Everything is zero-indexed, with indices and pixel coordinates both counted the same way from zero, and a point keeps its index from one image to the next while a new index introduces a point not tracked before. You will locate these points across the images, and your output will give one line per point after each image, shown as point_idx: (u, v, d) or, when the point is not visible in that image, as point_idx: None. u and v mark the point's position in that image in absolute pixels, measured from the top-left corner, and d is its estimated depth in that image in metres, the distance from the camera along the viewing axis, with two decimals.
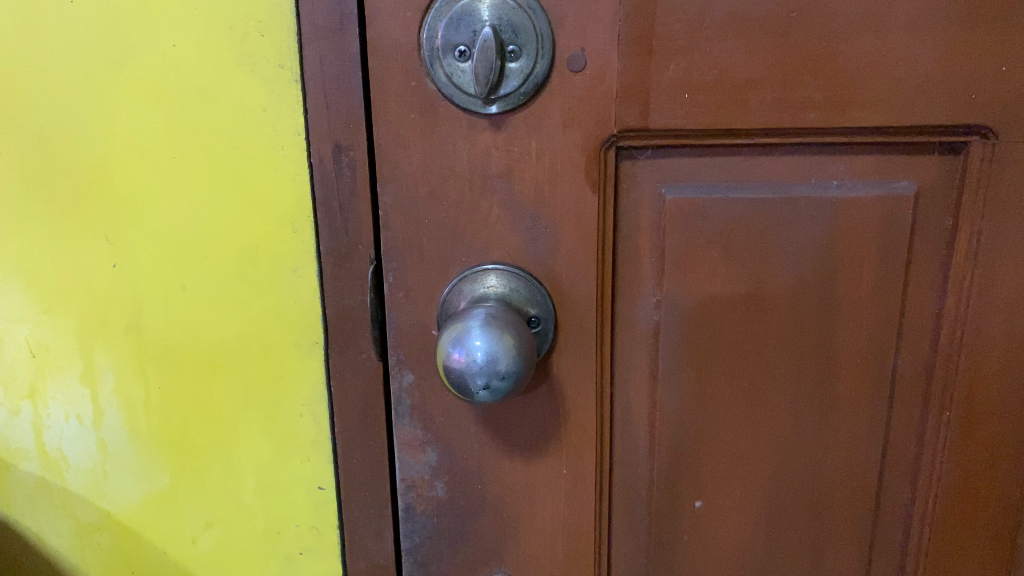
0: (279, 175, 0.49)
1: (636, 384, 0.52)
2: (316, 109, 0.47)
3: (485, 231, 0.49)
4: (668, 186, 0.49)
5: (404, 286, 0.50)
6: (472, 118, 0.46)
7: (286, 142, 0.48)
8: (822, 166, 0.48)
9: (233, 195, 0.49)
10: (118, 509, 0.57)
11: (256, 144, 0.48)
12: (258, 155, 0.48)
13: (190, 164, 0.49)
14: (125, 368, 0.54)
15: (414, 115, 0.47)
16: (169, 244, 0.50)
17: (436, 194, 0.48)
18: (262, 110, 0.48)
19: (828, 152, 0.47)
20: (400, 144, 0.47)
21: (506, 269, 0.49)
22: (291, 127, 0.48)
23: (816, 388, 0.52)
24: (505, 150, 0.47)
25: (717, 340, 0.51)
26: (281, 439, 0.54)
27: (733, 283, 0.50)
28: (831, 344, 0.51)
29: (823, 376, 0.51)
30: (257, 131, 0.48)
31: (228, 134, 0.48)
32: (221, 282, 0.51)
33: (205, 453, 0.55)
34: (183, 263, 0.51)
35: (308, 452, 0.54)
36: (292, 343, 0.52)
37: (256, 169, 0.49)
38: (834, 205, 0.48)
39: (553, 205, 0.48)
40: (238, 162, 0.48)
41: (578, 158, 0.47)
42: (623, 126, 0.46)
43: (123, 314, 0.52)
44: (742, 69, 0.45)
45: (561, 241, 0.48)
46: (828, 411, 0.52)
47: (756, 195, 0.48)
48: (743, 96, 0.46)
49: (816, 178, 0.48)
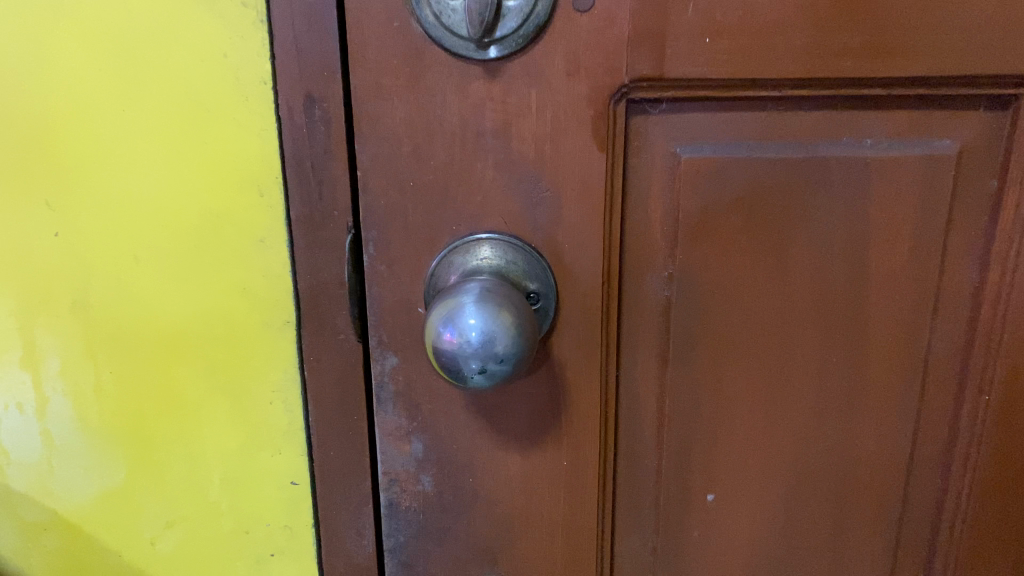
0: (243, 130, 0.43)
1: (645, 367, 0.47)
2: (285, 55, 0.41)
3: (478, 196, 0.43)
4: (684, 144, 0.43)
5: (386, 257, 0.44)
6: (464, 66, 0.41)
7: (251, 93, 0.42)
8: (854, 123, 0.43)
9: (191, 155, 0.43)
10: (68, 507, 0.51)
11: (216, 95, 0.42)
12: (219, 108, 0.42)
13: (140, 119, 0.43)
14: (71, 351, 0.48)
15: (397, 62, 0.41)
16: (118, 210, 0.44)
17: (423, 154, 0.42)
18: (223, 56, 0.41)
19: (862, 107, 0.42)
20: (381, 95, 0.41)
21: (501, 239, 0.43)
22: (257, 75, 0.42)
23: (844, 371, 0.47)
24: (501, 102, 0.41)
25: (735, 318, 0.46)
26: (249, 429, 0.48)
27: (755, 254, 0.45)
28: (861, 323, 0.46)
29: (851, 358, 0.47)
30: (218, 80, 0.42)
31: (184, 84, 0.42)
32: (179, 254, 0.45)
33: (165, 446, 0.49)
34: (135, 233, 0.45)
35: (280, 445, 0.49)
36: (260, 322, 0.46)
37: (217, 124, 0.43)
38: (868, 168, 0.43)
39: (554, 166, 0.42)
40: (196, 117, 0.43)
41: (583, 113, 0.41)
42: (635, 76, 0.41)
43: (69, 290, 0.46)
44: (771, 10, 0.40)
45: (563, 206, 0.43)
46: (855, 396, 0.47)
47: (782, 156, 0.43)
48: (771, 42, 0.40)
49: (848, 135, 0.43)
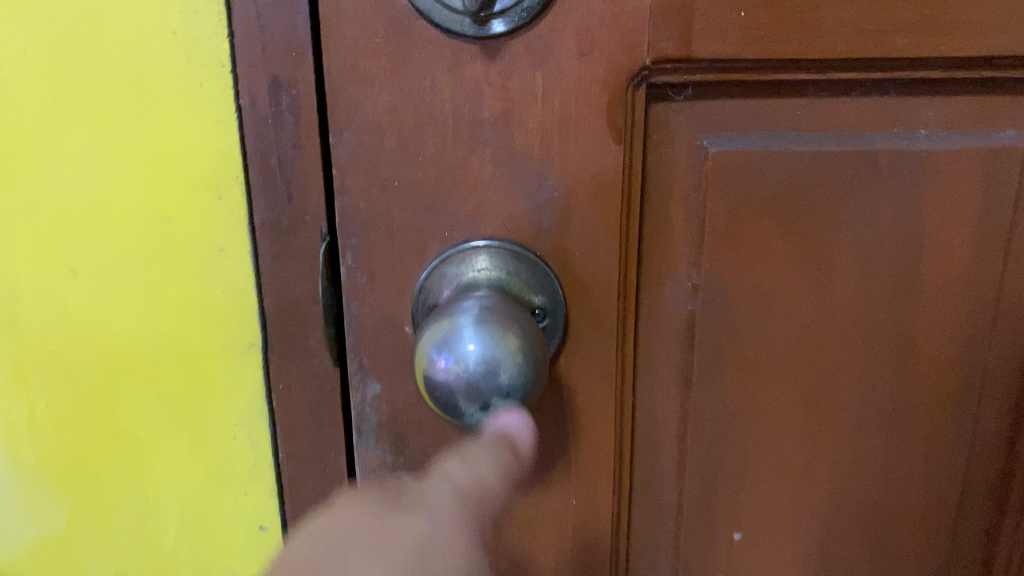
0: (197, 121, 0.36)
1: (664, 391, 0.41)
2: (245, 32, 0.35)
3: (474, 198, 0.37)
4: (712, 137, 0.37)
5: (367, 269, 0.38)
6: (457, 45, 0.35)
7: (205, 78, 0.36)
8: (906, 112, 0.38)
9: (137, 152, 0.37)
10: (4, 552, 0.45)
11: (165, 80, 0.36)
12: (168, 96, 0.36)
13: (74, 111, 0.36)
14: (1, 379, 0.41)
15: (378, 40, 0.34)
16: (50, 217, 0.38)
17: (409, 148, 0.36)
18: (172, 34, 0.35)
19: (917, 93, 0.37)
20: (359, 78, 0.35)
21: (500, 247, 0.37)
22: (212, 56, 0.35)
23: (891, 395, 0.42)
24: (501, 87, 0.35)
25: (770, 336, 0.40)
26: (209, 468, 0.42)
27: (792, 263, 0.39)
28: (911, 339, 0.41)
29: (900, 380, 0.41)
30: (166, 62, 0.36)
31: (126, 68, 0.36)
32: (123, 267, 0.39)
33: (112, 487, 0.43)
34: (71, 245, 0.38)
35: (244, 485, 0.43)
36: (220, 344, 0.40)
37: (166, 115, 0.36)
38: (923, 163, 0.38)
39: (563, 161, 0.36)
40: (141, 107, 0.36)
41: (597, 99, 0.36)
42: (658, 55, 0.35)
43: None
44: None
45: (574, 209, 0.37)
46: (902, 422, 0.42)
47: (825, 149, 0.37)
48: (816, 17, 0.35)
49: (901, 125, 0.38)
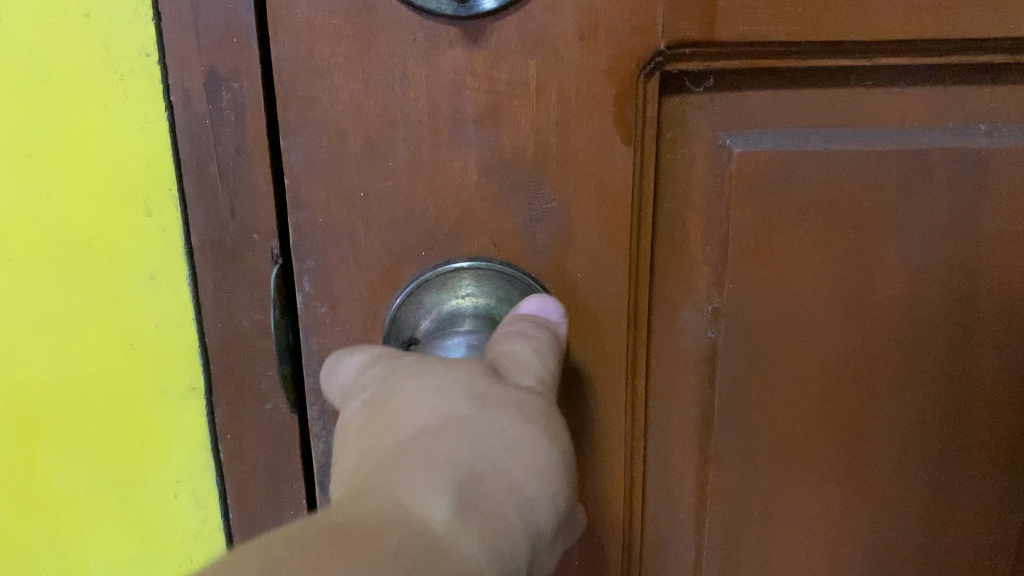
0: (119, 124, 0.30)
1: (680, 426, 0.36)
2: (174, 12, 0.28)
3: (457, 211, 0.31)
4: (736, 135, 0.32)
5: (328, 298, 0.32)
6: (433, 26, 0.28)
7: (127, 69, 0.29)
8: (961, 102, 0.33)
9: (47, 161, 0.30)
10: None
11: (78, 74, 0.29)
12: (81, 92, 0.29)
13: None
14: None
15: (336, 21, 0.28)
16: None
17: (377, 153, 0.30)
18: (84, 15, 0.29)
19: (974, 81, 0.33)
20: (314, 69, 0.29)
21: (488, 269, 0.31)
22: (135, 42, 0.29)
23: (943, 427, 0.37)
24: (487, 78, 0.29)
25: (806, 366, 0.35)
26: (146, 530, 0.37)
27: (832, 280, 0.34)
28: (962, 360, 0.36)
29: (953, 410, 0.37)
30: (78, 50, 0.29)
31: (28, 58, 0.29)
32: (36, 298, 0.32)
33: (32, 542, 0.37)
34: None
35: (191, 549, 0.37)
36: (155, 388, 0.34)
37: (81, 116, 0.30)
38: (978, 165, 0.33)
39: (563, 166, 0.31)
40: (50, 106, 0.30)
41: (603, 90, 0.30)
42: (675, 36, 0.30)
43: None
44: None
45: (575, 222, 0.31)
46: (953, 458, 0.37)
47: (868, 146, 0.33)
48: None
49: (955, 119, 0.33)
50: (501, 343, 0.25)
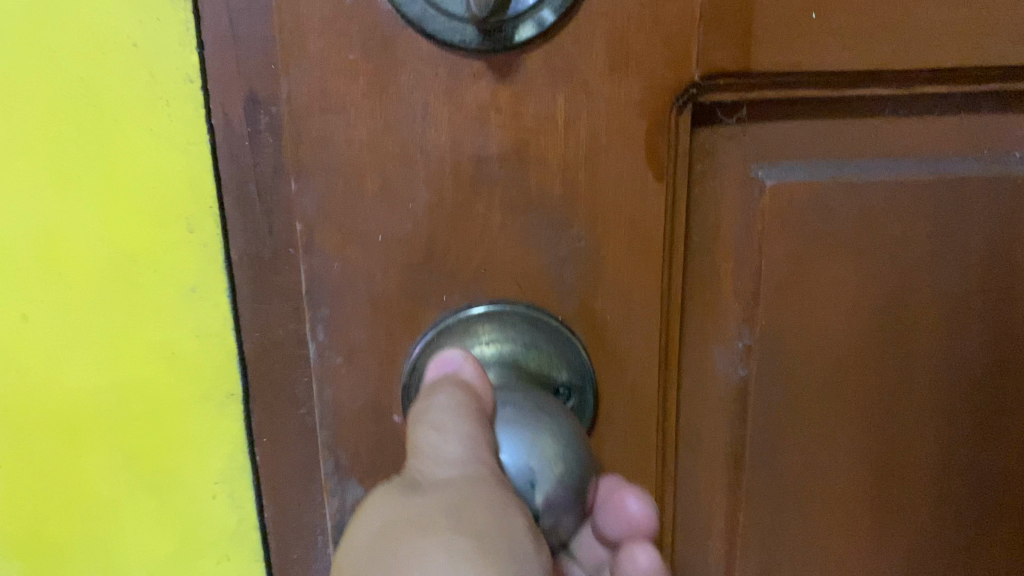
0: (158, 137, 0.31)
1: (708, 466, 0.35)
2: (217, 43, 0.29)
3: (478, 253, 0.30)
4: (769, 169, 0.31)
5: (343, 346, 0.30)
6: (455, 61, 0.27)
7: (170, 92, 0.30)
8: (996, 130, 0.32)
9: (66, 159, 0.31)
10: None
11: (101, 75, 0.30)
12: (126, 110, 0.30)
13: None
14: None
15: (352, 55, 0.27)
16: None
17: (396, 194, 0.29)
18: (132, 43, 0.30)
19: (1006, 108, 0.32)
20: (330, 107, 0.27)
21: (511, 314, 0.30)
22: (180, 68, 0.30)
23: (976, 458, 0.36)
24: (511, 113, 0.28)
25: (839, 402, 0.34)
26: (185, 533, 0.37)
27: (867, 316, 0.33)
28: (996, 392, 0.35)
29: (986, 441, 0.36)
30: (126, 72, 0.30)
31: (76, 77, 0.30)
32: (58, 303, 0.32)
33: (76, 564, 0.37)
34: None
35: (224, 549, 0.38)
36: (189, 395, 0.35)
37: (114, 127, 0.30)
38: (1013, 192, 0.32)
39: (590, 205, 0.29)
40: (76, 111, 0.30)
41: (633, 125, 0.28)
42: (709, 67, 0.28)
43: None
44: None
45: (603, 262, 0.30)
46: (986, 488, 0.37)
47: (905, 177, 0.31)
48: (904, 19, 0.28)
49: (990, 148, 0.32)
50: (421, 412, 0.25)
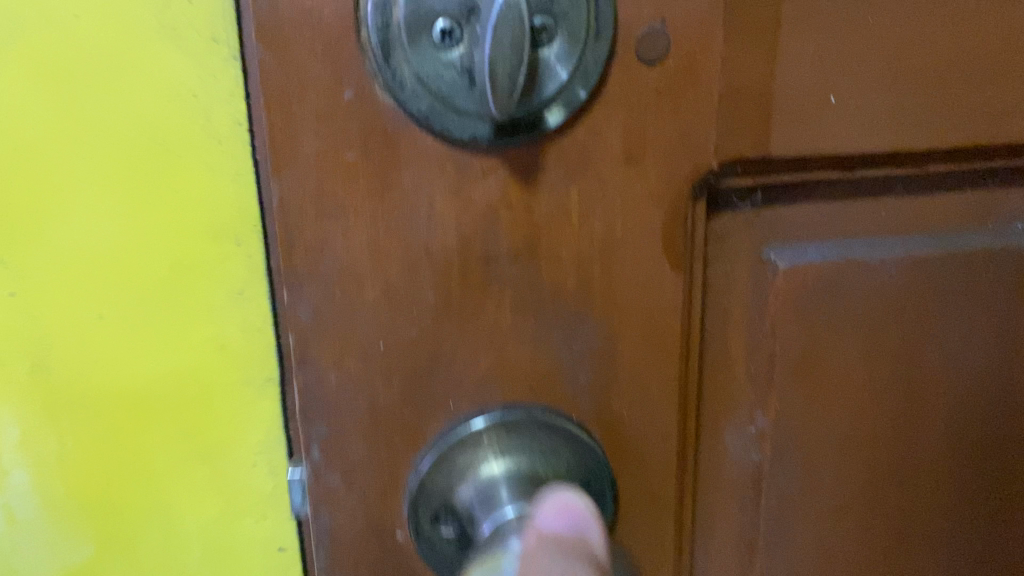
0: (211, 164, 0.28)
1: (722, 553, 0.33)
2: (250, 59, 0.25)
3: (487, 358, 0.27)
4: (782, 250, 0.30)
5: (341, 464, 0.28)
6: (462, 158, 0.25)
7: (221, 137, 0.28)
8: (1000, 202, 0.32)
9: (121, 187, 0.28)
10: None
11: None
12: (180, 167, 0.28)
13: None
14: (30, 414, 0.31)
15: (350, 156, 0.24)
16: (43, 271, 0.29)
17: (398, 301, 0.26)
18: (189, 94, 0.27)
19: (1007, 181, 0.32)
20: (326, 211, 0.25)
21: (519, 420, 0.28)
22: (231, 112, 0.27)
23: (979, 524, 0.36)
24: (523, 211, 0.26)
25: (854, 482, 0.33)
26: (229, 502, 0.33)
27: (879, 394, 0.32)
28: (998, 460, 0.35)
29: (989, 507, 0.36)
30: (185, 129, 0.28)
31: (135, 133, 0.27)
32: (115, 269, 0.29)
33: (132, 553, 0.34)
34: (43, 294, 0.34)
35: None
36: (241, 376, 0.31)
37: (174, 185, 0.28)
38: (1018, 264, 0.32)
39: (606, 301, 0.27)
40: (119, 115, 0.27)
41: (649, 218, 0.27)
42: (726, 156, 0.27)
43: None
44: (921, 48, 0.27)
45: (618, 358, 0.28)
46: (988, 553, 0.36)
47: (916, 254, 0.30)
48: (918, 99, 0.27)
49: (993, 220, 0.32)
50: None
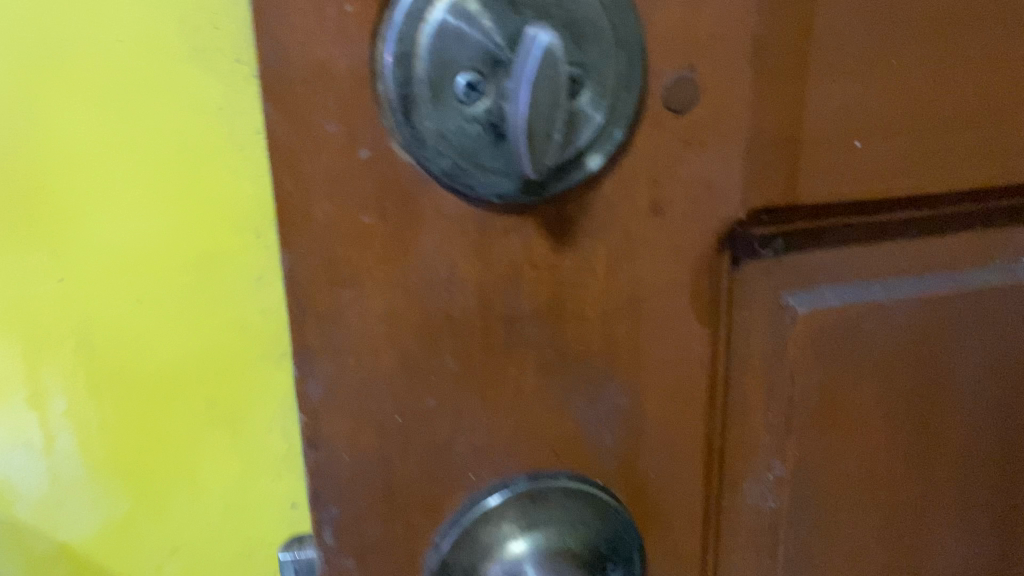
0: None
1: None
2: None
3: (511, 425, 0.26)
4: (801, 295, 0.29)
5: (355, 544, 0.26)
6: (485, 217, 0.23)
7: None
8: (1012, 239, 0.31)
9: (164, 186, 0.41)
10: (74, 538, 0.49)
11: (189, 115, 0.39)
12: None
13: (23, 120, 0.39)
14: (75, 389, 0.45)
15: (366, 219, 0.23)
16: (106, 261, 0.42)
17: (417, 370, 0.24)
18: None
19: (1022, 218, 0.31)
20: (341, 278, 0.23)
21: (549, 492, 0.26)
22: None
23: (985, 552, 0.36)
24: (548, 269, 0.24)
25: (869, 521, 0.32)
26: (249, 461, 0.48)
27: (895, 434, 0.31)
28: (1007, 490, 0.35)
29: (995, 536, 0.35)
30: None
31: None
32: (158, 243, 0.42)
33: (169, 485, 0.48)
34: (83, 258, 0.42)
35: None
36: None
37: None
38: None
39: (632, 359, 0.26)
40: None
41: (676, 272, 0.26)
42: (751, 204, 0.26)
43: (73, 332, 0.43)
44: (938, 90, 0.26)
45: (643, 415, 0.27)
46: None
47: (929, 294, 0.30)
48: (935, 141, 0.27)
49: (1004, 255, 0.31)
50: None
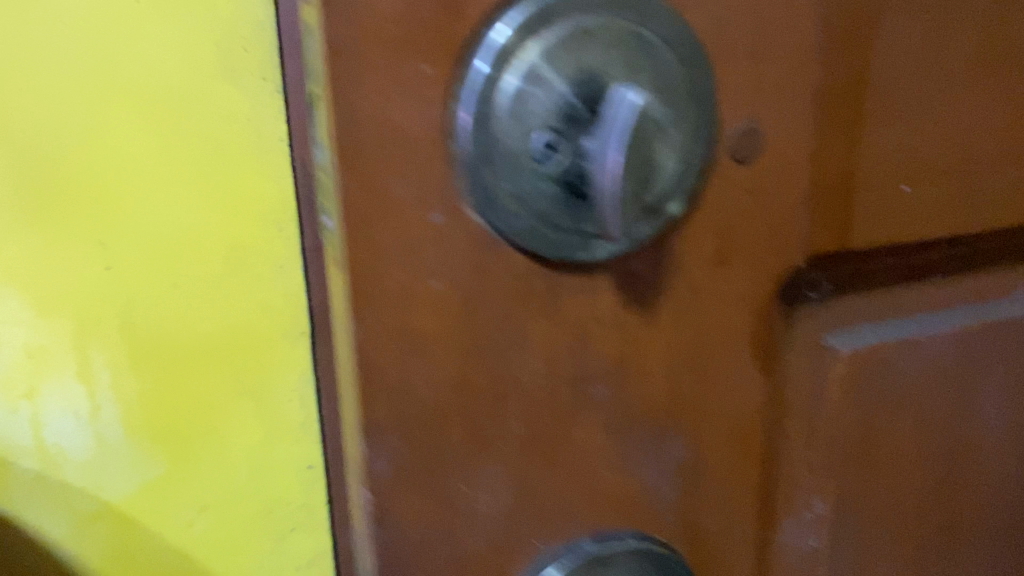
0: None
1: None
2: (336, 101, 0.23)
3: (575, 487, 0.25)
4: (841, 336, 0.28)
5: None
6: (556, 276, 0.22)
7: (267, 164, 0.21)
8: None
9: (197, 143, 0.42)
10: (115, 497, 0.50)
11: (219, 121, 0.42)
12: None
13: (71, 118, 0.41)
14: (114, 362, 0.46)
15: (437, 284, 0.21)
16: (142, 249, 0.44)
17: (485, 438, 0.23)
18: None
19: None
20: (410, 346, 0.22)
21: (616, 555, 0.25)
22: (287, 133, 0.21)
23: None
24: (616, 325, 0.24)
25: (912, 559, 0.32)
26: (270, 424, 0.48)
27: (935, 471, 0.31)
28: None
29: None
30: None
31: None
32: (188, 209, 0.43)
33: (198, 464, 0.48)
34: (126, 234, 0.43)
35: None
36: None
37: None
38: None
39: (692, 410, 0.26)
40: None
41: (735, 319, 0.25)
42: (806, 249, 0.26)
43: (116, 312, 0.45)
44: (978, 133, 0.27)
45: (702, 465, 0.26)
46: None
47: (958, 328, 0.30)
48: (972, 181, 0.28)
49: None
50: None
